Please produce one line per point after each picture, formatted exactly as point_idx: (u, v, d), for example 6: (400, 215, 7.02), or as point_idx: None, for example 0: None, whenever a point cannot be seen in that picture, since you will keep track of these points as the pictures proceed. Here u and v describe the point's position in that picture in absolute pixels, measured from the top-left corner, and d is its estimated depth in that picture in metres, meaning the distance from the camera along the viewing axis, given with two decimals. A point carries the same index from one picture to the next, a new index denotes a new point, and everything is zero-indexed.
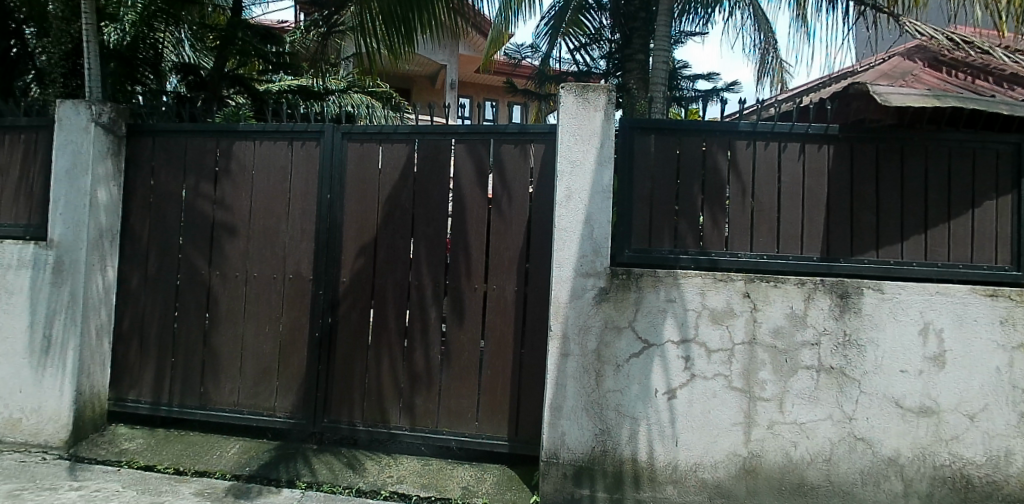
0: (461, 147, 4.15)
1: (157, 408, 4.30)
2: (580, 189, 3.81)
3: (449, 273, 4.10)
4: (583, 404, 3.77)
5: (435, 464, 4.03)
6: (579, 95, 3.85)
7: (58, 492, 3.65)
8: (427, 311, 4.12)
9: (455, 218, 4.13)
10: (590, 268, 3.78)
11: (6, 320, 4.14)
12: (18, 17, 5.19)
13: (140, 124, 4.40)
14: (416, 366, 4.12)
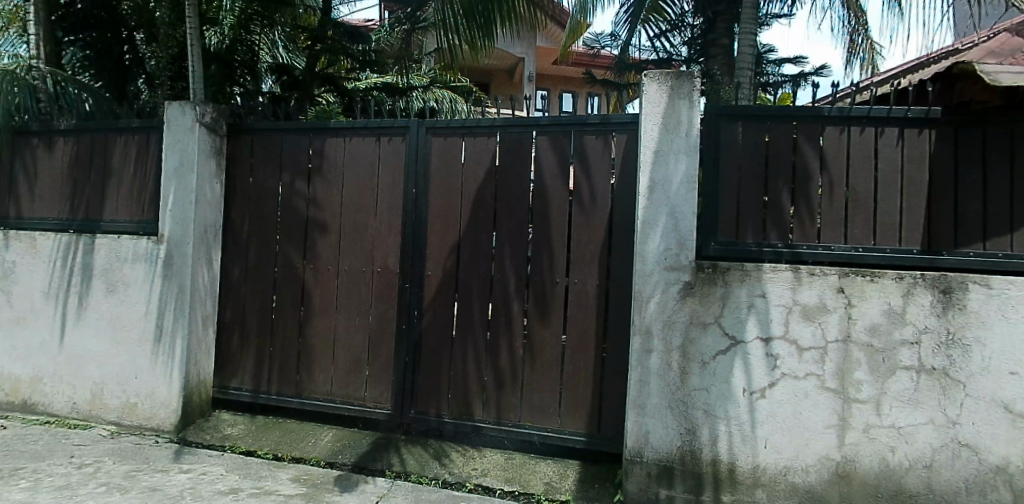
0: (543, 140, 4.10)
1: (256, 396, 4.48)
2: (665, 180, 3.69)
3: (532, 266, 4.07)
4: (667, 402, 3.66)
5: (519, 458, 4.01)
6: (664, 83, 3.72)
7: (169, 474, 3.81)
8: (510, 304, 4.11)
9: (536, 211, 4.09)
10: (674, 261, 3.66)
11: (123, 310, 4.36)
12: (130, 24, 5.41)
13: (241, 123, 4.59)
14: (499, 359, 4.12)
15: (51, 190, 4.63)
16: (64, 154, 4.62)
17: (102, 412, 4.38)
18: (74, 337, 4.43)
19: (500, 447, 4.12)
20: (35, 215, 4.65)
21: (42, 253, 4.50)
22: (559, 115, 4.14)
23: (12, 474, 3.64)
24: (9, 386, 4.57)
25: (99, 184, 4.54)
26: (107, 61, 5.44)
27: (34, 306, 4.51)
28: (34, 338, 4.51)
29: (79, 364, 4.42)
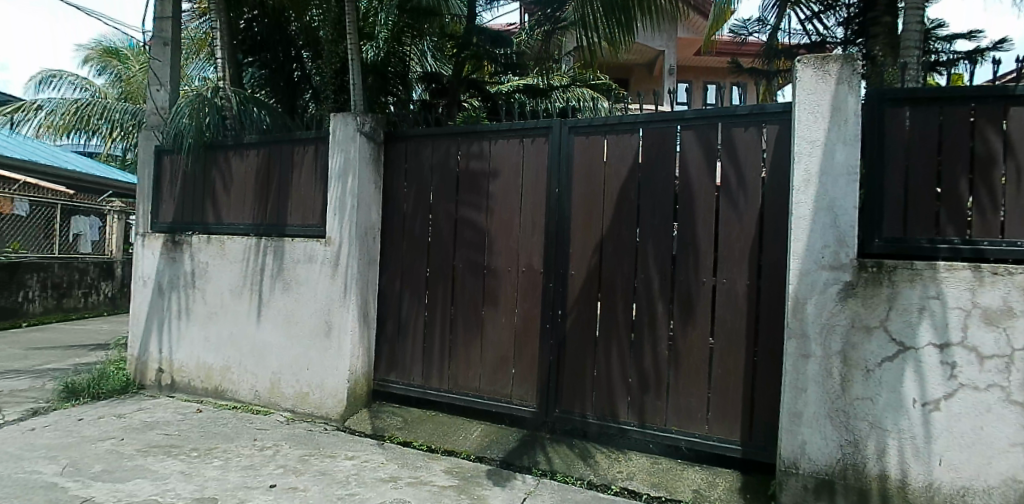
0: (688, 134, 3.96)
1: (413, 390, 4.69)
2: (822, 172, 3.42)
3: (677, 266, 3.95)
4: (825, 411, 3.39)
5: (665, 464, 3.90)
6: (819, 67, 3.46)
7: (337, 459, 4.06)
8: (655, 305, 4.00)
9: (682, 209, 3.96)
10: (833, 260, 3.39)
11: (298, 306, 4.75)
12: (297, 44, 5.84)
13: (395, 131, 4.84)
14: (644, 361, 4.02)
15: (238, 198, 5.09)
16: (248, 166, 5.06)
17: (280, 400, 4.79)
18: (258, 330, 4.88)
19: (645, 451, 4.02)
20: (225, 221, 5.13)
21: (232, 255, 5.01)
22: (705, 108, 3.98)
23: (208, 452, 3.94)
24: (202, 374, 5.09)
25: (278, 192, 4.94)
26: (278, 78, 5.95)
27: (225, 302, 5.02)
28: (224, 331, 5.02)
29: (261, 355, 4.87)
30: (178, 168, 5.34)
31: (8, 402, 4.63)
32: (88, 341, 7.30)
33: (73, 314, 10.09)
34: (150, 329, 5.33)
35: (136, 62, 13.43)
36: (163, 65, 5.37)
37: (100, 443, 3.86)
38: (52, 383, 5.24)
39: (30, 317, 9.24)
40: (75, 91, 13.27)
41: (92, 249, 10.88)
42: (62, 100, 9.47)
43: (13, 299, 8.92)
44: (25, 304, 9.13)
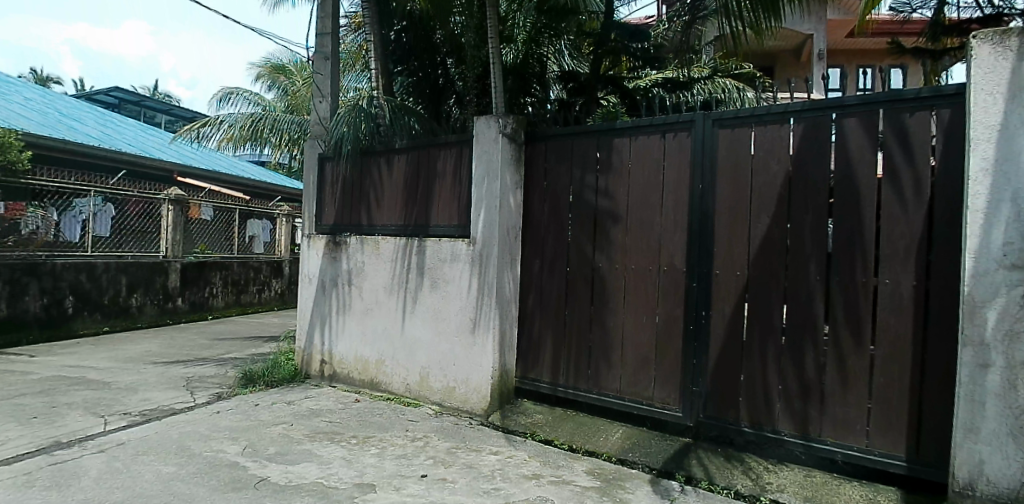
0: (847, 122, 3.67)
1: (554, 389, 4.73)
2: (1005, 159, 3.04)
3: (833, 265, 3.68)
4: (1008, 428, 3.02)
5: (819, 478, 3.63)
6: (998, 43, 3.09)
7: (482, 454, 4.17)
8: (809, 307, 3.75)
9: (838, 204, 3.68)
10: (1018, 258, 3.00)
11: (445, 304, 4.93)
12: (441, 50, 6.05)
13: (535, 131, 4.89)
14: (797, 367, 3.78)
15: (390, 200, 5.36)
16: (399, 170, 5.32)
17: (429, 393, 5.01)
18: (409, 326, 5.13)
19: (796, 462, 3.78)
20: (378, 222, 5.43)
21: (385, 254, 5.30)
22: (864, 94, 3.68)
23: (365, 440, 4.19)
24: (360, 366, 5.43)
25: (426, 193, 5.15)
26: (425, 85, 6.15)
27: (379, 298, 5.32)
28: (379, 326, 5.31)
29: (412, 350, 5.10)
30: (337, 174, 5.72)
31: (199, 386, 5.18)
32: (262, 334, 8.01)
33: (250, 308, 11.12)
34: (314, 323, 5.75)
35: (300, 76, 14.68)
36: (325, 77, 5.75)
37: (274, 427, 4.20)
38: (233, 370, 5.81)
39: (214, 311, 10.27)
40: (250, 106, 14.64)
41: (265, 249, 11.90)
42: (238, 114, 10.41)
43: (200, 294, 9.94)
44: (210, 299, 10.16)
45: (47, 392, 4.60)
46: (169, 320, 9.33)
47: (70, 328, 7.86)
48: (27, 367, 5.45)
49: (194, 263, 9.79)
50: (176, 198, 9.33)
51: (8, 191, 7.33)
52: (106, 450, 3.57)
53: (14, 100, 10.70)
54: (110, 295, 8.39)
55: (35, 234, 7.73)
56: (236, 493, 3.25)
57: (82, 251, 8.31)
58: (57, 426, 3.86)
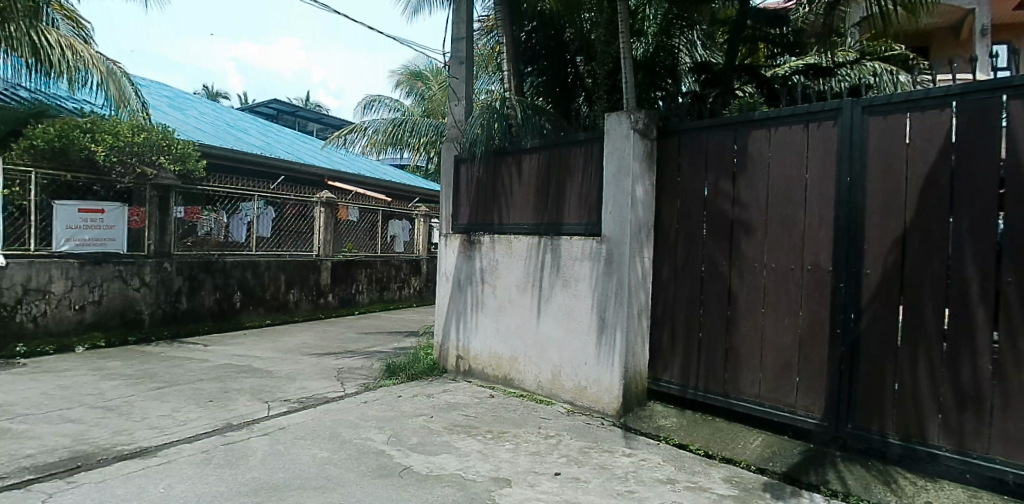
0: (1018, 105, 3.29)
1: (687, 392, 4.59)
2: None
3: (1006, 265, 3.28)
4: None
5: (989, 500, 3.25)
6: None
7: (615, 455, 4.12)
8: (974, 310, 3.38)
9: (1011, 195, 3.28)
10: None
11: (576, 302, 4.93)
12: (570, 49, 6.11)
13: (668, 126, 4.76)
14: (960, 377, 3.41)
15: (522, 200, 5.43)
16: (530, 169, 5.39)
17: (560, 391, 5.03)
18: (541, 324, 5.17)
19: (961, 481, 3.41)
20: (510, 221, 5.52)
21: (518, 253, 5.38)
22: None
23: (501, 435, 4.27)
24: (494, 362, 5.55)
25: (556, 192, 5.17)
26: (554, 84, 6.18)
27: (512, 296, 5.42)
28: (512, 323, 5.40)
29: (544, 348, 5.14)
30: (471, 174, 5.89)
31: (349, 377, 5.51)
32: (401, 328, 8.40)
33: (391, 305, 11.72)
34: (450, 320, 5.95)
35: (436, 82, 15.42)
36: (460, 81, 5.93)
37: (415, 419, 4.39)
38: (378, 363, 6.14)
39: (359, 306, 10.93)
40: (390, 112, 15.48)
41: (404, 249, 12.45)
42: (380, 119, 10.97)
43: (347, 291, 10.61)
44: (356, 295, 10.82)
45: (220, 378, 5.08)
46: (321, 315, 10.03)
47: (238, 321, 8.63)
48: (204, 355, 6.06)
49: (342, 262, 10.46)
50: (326, 200, 10.12)
51: (190, 197, 8.04)
52: (269, 433, 3.88)
53: (192, 115, 11.90)
54: (271, 290, 9.15)
55: (209, 235, 8.39)
56: (382, 480, 3.42)
57: (247, 250, 8.98)
58: (228, 410, 4.25)
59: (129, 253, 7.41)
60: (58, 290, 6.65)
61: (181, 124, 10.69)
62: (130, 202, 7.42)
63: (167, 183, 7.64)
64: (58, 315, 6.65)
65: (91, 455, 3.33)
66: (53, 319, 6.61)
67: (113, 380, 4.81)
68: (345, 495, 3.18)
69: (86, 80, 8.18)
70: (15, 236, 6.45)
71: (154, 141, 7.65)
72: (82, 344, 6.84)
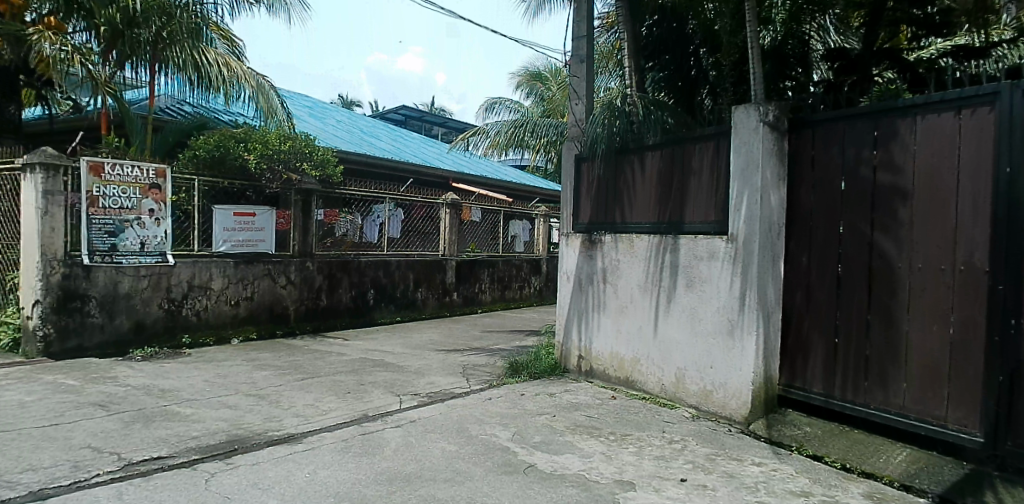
0: None
1: (830, 402, 4.26)
2: None
3: None
4: None
5: None
6: None
7: (744, 464, 3.94)
8: None
9: None
10: None
11: (701, 304, 4.77)
12: (694, 42, 5.93)
13: (802, 117, 4.50)
14: None
15: (644, 198, 5.34)
16: (653, 167, 5.28)
17: (685, 395, 4.89)
18: (664, 326, 5.05)
19: None
20: (633, 220, 5.44)
21: (640, 252, 5.28)
22: None
23: (624, 438, 4.22)
24: (615, 363, 5.49)
25: (681, 190, 5.03)
26: (677, 78, 6.04)
27: (634, 297, 5.33)
28: (635, 325, 5.31)
29: (668, 350, 5.02)
30: (593, 173, 5.85)
31: (474, 374, 5.66)
32: (523, 327, 8.50)
33: (513, 303, 11.92)
34: (571, 320, 5.95)
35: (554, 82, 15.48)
36: (580, 79, 5.91)
37: (539, 417, 4.43)
38: (502, 361, 6.25)
39: (482, 305, 11.20)
40: (511, 113, 15.80)
41: (525, 248, 12.55)
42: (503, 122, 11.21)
43: (470, 290, 10.90)
44: (479, 295, 11.10)
45: (356, 371, 5.37)
46: (447, 313, 10.37)
47: (370, 317, 9.10)
48: (342, 349, 6.44)
49: (466, 261, 10.76)
50: (451, 201, 10.46)
51: (330, 201, 8.54)
52: (402, 425, 4.05)
53: (330, 123, 12.65)
54: (401, 288, 9.57)
55: (345, 236, 8.84)
56: (508, 476, 3.46)
57: (380, 250, 9.40)
58: (364, 402, 4.48)
59: (276, 254, 7.95)
60: (217, 286, 7.28)
61: (321, 132, 11.38)
62: (277, 205, 7.96)
63: (309, 188, 8.14)
64: (217, 309, 7.29)
65: (245, 439, 3.61)
66: (213, 313, 7.26)
67: (264, 370, 5.22)
68: (473, 489, 3.24)
69: (240, 93, 8.98)
70: (181, 237, 7.06)
71: (298, 148, 8.14)
72: (237, 336, 7.48)
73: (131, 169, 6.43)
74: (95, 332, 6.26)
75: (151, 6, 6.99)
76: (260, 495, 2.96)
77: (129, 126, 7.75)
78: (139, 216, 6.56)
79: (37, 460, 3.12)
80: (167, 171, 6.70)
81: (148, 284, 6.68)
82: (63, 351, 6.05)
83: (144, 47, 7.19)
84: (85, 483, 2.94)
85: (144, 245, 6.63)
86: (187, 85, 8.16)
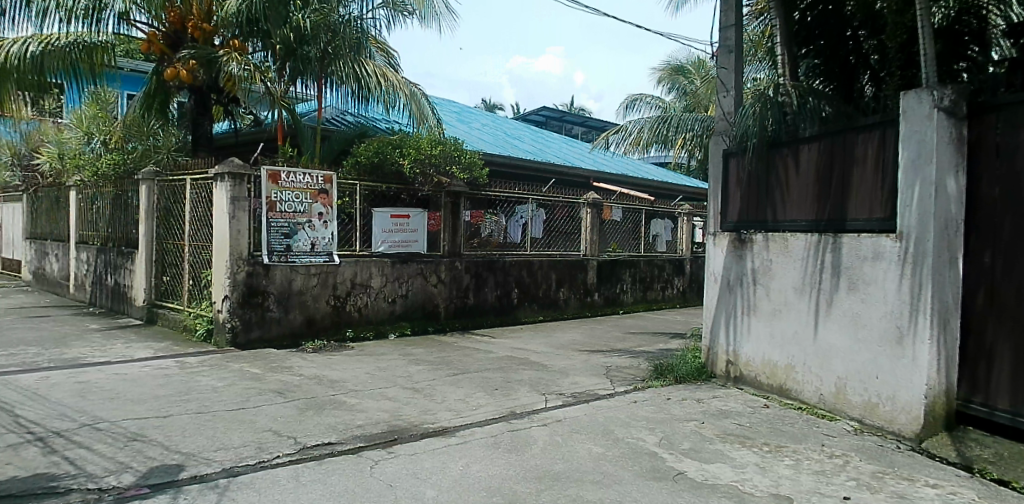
0: None
1: (1017, 420, 3.77)
2: None
3: None
4: None
5: None
6: None
7: (916, 484, 3.55)
8: None
9: None
10: None
11: (865, 308, 4.42)
12: (854, 23, 5.50)
13: (986, 101, 4.01)
14: None
15: (800, 195, 5.03)
16: (809, 161, 4.96)
17: (847, 407, 4.56)
18: (823, 331, 4.74)
19: None
20: (786, 219, 5.14)
21: (795, 252, 5.00)
22: None
23: (779, 450, 3.99)
24: (768, 370, 5.22)
25: (841, 185, 4.68)
26: (834, 64, 5.69)
27: (789, 300, 5.04)
28: (790, 329, 5.02)
29: (827, 358, 4.70)
30: (743, 169, 5.58)
31: (618, 375, 5.62)
32: (667, 330, 8.30)
33: (656, 304, 11.72)
34: (718, 322, 5.73)
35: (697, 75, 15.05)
36: (729, 71, 5.69)
37: (687, 423, 4.31)
38: (646, 363, 6.16)
39: (624, 306, 11.09)
40: (652, 109, 15.54)
41: (668, 248, 12.26)
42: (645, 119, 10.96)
43: (612, 290, 10.84)
44: (621, 295, 11.01)
45: (504, 369, 5.51)
46: (588, 313, 10.38)
47: (514, 316, 9.30)
48: (488, 347, 6.63)
49: (608, 261, 10.71)
50: (593, 201, 10.42)
51: (475, 202, 8.83)
52: (548, 424, 4.10)
53: (475, 126, 13.06)
54: (544, 288, 9.69)
55: (491, 236, 9.10)
56: (656, 483, 3.37)
57: (523, 250, 9.51)
58: (512, 399, 4.59)
59: (429, 254, 8.38)
60: (376, 284, 7.76)
61: (466, 135, 11.75)
62: (429, 208, 8.36)
63: (458, 190, 8.44)
64: (376, 306, 7.77)
65: (403, 430, 3.81)
66: (372, 309, 7.74)
67: (419, 365, 5.49)
68: (622, 493, 3.19)
69: (395, 101, 9.16)
70: (345, 239, 7.56)
71: (449, 152, 8.46)
72: (394, 330, 7.91)
73: (302, 177, 7.00)
74: (273, 324, 6.90)
75: (318, 25, 7.70)
76: (419, 485, 3.10)
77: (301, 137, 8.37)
78: (309, 219, 7.11)
79: (227, 441, 3.47)
80: (333, 178, 7.21)
81: (317, 282, 7.22)
82: (248, 342, 6.72)
83: (311, 63, 7.94)
84: (267, 464, 3.23)
85: (314, 246, 7.17)
86: (351, 96, 8.48)
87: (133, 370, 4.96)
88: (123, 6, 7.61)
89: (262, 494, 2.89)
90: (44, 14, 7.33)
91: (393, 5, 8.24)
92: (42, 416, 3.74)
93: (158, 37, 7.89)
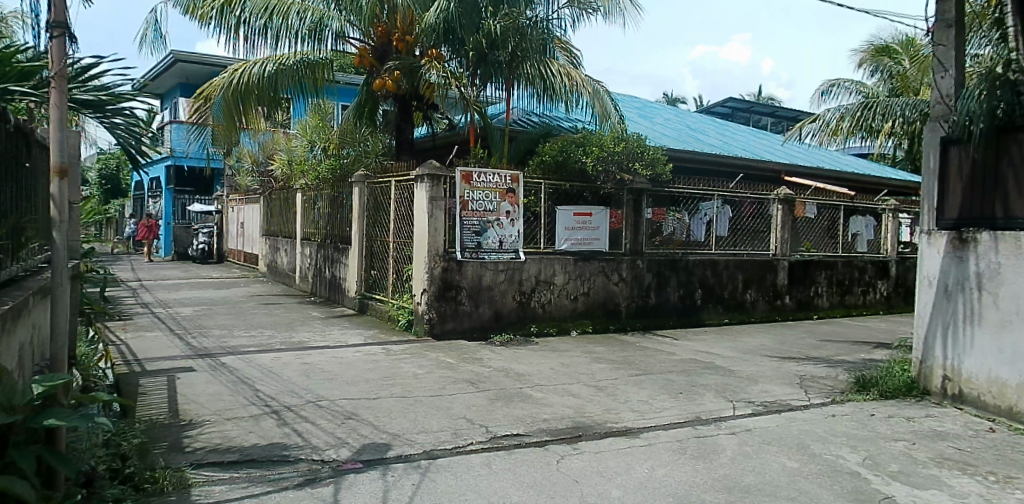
0: None
1: None
2: None
3: None
4: None
5: None
6: None
7: None
8: None
9: None
10: None
11: None
12: None
13: None
14: None
15: None
16: None
17: None
18: None
19: None
20: None
21: None
22: None
23: (1009, 480, 3.49)
24: (996, 389, 4.59)
25: None
26: None
27: None
28: None
29: None
30: (965, 158, 4.91)
31: (813, 386, 5.26)
32: (870, 339, 7.60)
33: (855, 310, 10.81)
34: (932, 332, 5.11)
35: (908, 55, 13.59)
36: (947, 48, 5.03)
37: (894, 443, 3.94)
38: (846, 375, 5.69)
39: (818, 310, 10.34)
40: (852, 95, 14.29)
41: (869, 248, 11.18)
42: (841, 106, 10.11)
43: (805, 293, 10.13)
44: (815, 299, 10.26)
45: (688, 372, 5.38)
46: (778, 317, 9.81)
47: (698, 317, 9.04)
48: (671, 348, 6.51)
49: (800, 261, 10.03)
50: (784, 196, 9.77)
51: (659, 199, 8.66)
52: (737, 433, 3.94)
53: (658, 122, 12.85)
54: (730, 289, 9.30)
55: (673, 235, 8.86)
56: None
57: (708, 249, 9.17)
58: (697, 403, 4.48)
59: (611, 253, 8.38)
60: (560, 281, 7.91)
61: (647, 131, 11.61)
62: (610, 205, 8.32)
63: (641, 188, 8.38)
64: (559, 303, 7.92)
65: (587, 427, 3.86)
66: (555, 306, 7.90)
67: (601, 363, 5.53)
68: None
69: (580, 101, 9.26)
70: (531, 236, 7.82)
71: (631, 149, 8.57)
72: (576, 328, 8.04)
73: (491, 176, 7.32)
74: (465, 317, 7.30)
75: (508, 29, 8.01)
76: (604, 483, 3.13)
77: (490, 138, 8.76)
78: (498, 217, 7.42)
79: (427, 425, 3.74)
80: (520, 177, 7.47)
81: (505, 277, 7.52)
82: (443, 332, 7.18)
83: (501, 67, 8.27)
84: (462, 449, 3.44)
85: (502, 243, 7.46)
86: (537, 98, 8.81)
87: (347, 355, 5.52)
88: (339, 25, 8.43)
89: (458, 477, 3.08)
90: (279, 35, 8.29)
91: (579, 3, 8.35)
92: (276, 391, 4.30)
93: (367, 50, 8.72)
